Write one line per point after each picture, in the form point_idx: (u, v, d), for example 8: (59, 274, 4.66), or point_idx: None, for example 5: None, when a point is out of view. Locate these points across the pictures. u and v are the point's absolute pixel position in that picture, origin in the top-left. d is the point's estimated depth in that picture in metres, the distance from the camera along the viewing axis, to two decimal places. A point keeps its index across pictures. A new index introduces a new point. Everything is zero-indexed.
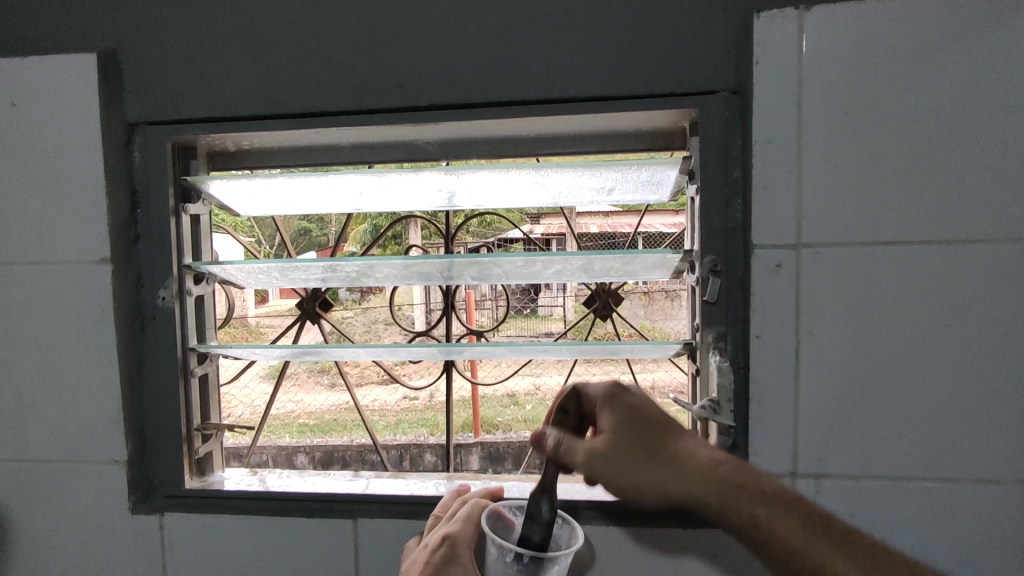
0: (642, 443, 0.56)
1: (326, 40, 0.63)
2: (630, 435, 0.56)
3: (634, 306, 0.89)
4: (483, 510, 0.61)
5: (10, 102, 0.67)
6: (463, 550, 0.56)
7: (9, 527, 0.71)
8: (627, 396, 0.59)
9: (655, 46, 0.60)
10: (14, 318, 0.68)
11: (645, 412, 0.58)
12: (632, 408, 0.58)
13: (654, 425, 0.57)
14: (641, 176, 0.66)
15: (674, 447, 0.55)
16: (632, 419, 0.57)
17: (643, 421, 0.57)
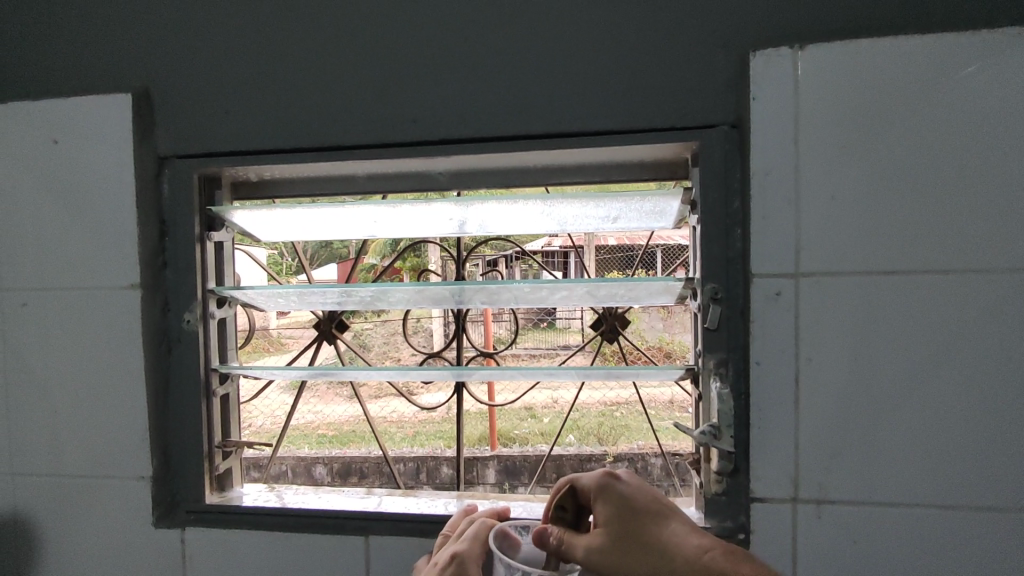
0: (636, 534, 0.53)
1: (344, 78, 0.67)
2: (624, 528, 0.53)
3: (652, 319, 0.98)
4: (489, 531, 0.60)
5: (52, 139, 0.72)
6: (471, 568, 0.55)
7: (42, 538, 0.74)
8: (617, 486, 0.56)
9: (656, 82, 0.62)
10: (51, 339, 0.73)
11: (635, 501, 0.55)
12: (624, 497, 0.55)
13: (647, 516, 0.54)
14: (645, 205, 0.68)
15: (668, 538, 0.52)
16: (625, 511, 0.54)
17: (635, 512, 0.54)
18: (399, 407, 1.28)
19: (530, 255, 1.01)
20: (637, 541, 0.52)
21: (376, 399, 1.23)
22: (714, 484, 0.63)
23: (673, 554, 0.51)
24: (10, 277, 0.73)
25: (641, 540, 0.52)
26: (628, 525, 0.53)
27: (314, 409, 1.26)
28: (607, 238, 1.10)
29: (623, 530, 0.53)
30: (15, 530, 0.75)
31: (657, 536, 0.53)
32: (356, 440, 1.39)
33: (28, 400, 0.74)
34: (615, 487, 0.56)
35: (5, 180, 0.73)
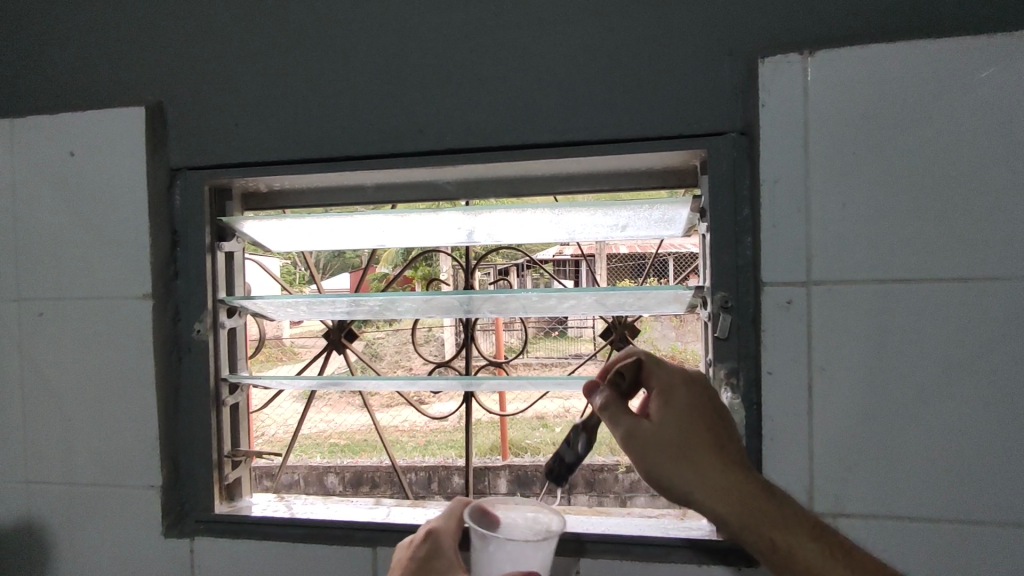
0: (684, 436, 0.53)
1: (351, 89, 0.67)
2: (675, 427, 0.53)
3: (665, 326, 0.92)
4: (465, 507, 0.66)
5: (68, 151, 0.73)
6: (445, 542, 0.61)
7: (54, 545, 0.75)
8: (686, 386, 0.56)
9: (662, 90, 0.62)
10: (65, 348, 0.73)
11: (697, 406, 0.55)
12: (686, 401, 0.55)
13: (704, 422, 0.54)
14: (654, 214, 0.68)
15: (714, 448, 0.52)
16: (682, 411, 0.54)
17: (693, 415, 0.54)
18: (411, 416, 1.27)
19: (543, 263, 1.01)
20: (682, 442, 0.53)
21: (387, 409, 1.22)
22: None
23: (711, 466, 0.51)
24: (26, 286, 0.74)
25: (688, 444, 0.52)
26: (681, 423, 0.54)
27: (325, 418, 1.25)
28: (619, 247, 1.10)
29: (674, 426, 0.54)
30: (28, 538, 0.75)
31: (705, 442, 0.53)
32: (367, 450, 1.36)
33: (42, 408, 0.74)
34: (681, 390, 0.56)
35: (22, 191, 0.74)
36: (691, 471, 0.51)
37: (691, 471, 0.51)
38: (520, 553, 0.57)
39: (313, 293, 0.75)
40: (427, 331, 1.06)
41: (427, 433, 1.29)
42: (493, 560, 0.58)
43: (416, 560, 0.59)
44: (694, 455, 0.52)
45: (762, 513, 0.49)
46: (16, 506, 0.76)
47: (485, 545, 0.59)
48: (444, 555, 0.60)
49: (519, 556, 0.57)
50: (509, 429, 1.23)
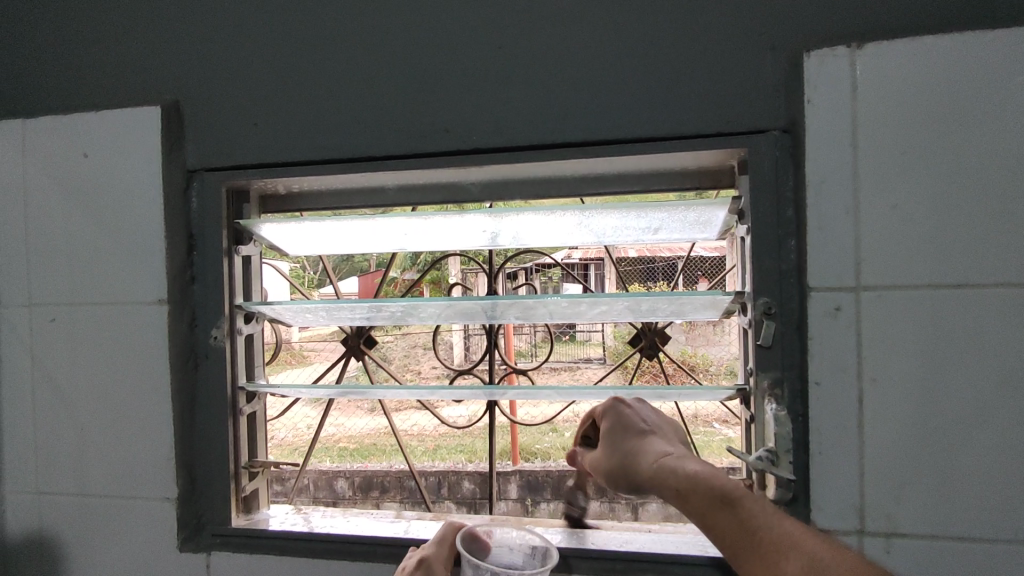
0: (619, 440, 0.60)
1: (374, 87, 0.65)
2: (613, 438, 0.61)
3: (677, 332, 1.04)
4: (455, 532, 0.65)
5: (81, 153, 0.71)
6: (437, 569, 0.59)
7: (66, 560, 0.73)
8: (614, 410, 0.63)
9: (701, 85, 0.59)
10: (78, 355, 0.71)
11: (632, 417, 0.62)
12: (624, 414, 0.63)
13: (636, 426, 0.61)
14: (689, 216, 0.65)
15: (642, 443, 0.59)
16: (618, 424, 0.62)
17: (626, 423, 0.62)
18: (421, 420, 1.29)
19: (550, 267, 1.02)
20: (617, 445, 0.60)
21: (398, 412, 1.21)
22: None
23: (639, 456, 0.57)
24: (38, 292, 0.72)
25: (622, 445, 0.60)
26: (616, 440, 0.61)
27: (337, 423, 1.29)
28: (628, 250, 1.09)
29: (613, 436, 0.61)
30: (40, 552, 0.73)
31: (636, 440, 0.59)
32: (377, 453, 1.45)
33: (55, 419, 0.72)
34: (620, 408, 0.63)
35: (35, 194, 0.72)
36: (626, 467, 0.58)
37: (626, 467, 0.58)
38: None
39: (333, 298, 0.72)
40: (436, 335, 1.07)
41: (437, 437, 1.38)
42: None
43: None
44: (622, 451, 0.59)
45: (670, 477, 0.53)
46: (28, 520, 0.73)
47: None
48: None
49: None
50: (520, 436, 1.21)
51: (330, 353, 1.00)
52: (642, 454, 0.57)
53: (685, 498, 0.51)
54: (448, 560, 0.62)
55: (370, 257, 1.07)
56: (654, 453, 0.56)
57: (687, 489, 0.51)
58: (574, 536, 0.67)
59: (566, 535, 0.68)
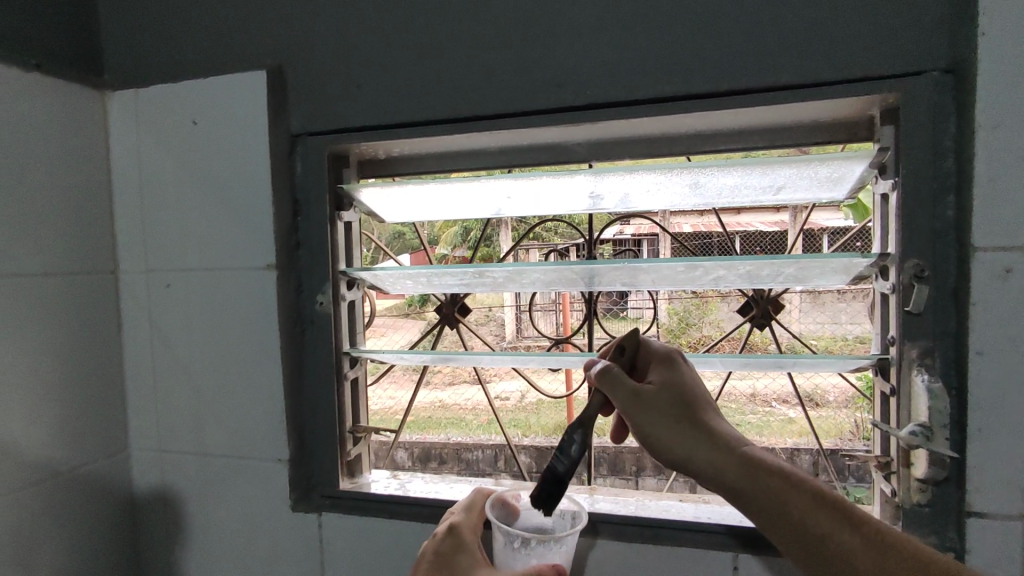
0: (682, 398, 0.55)
1: (484, 43, 0.62)
2: (677, 400, 0.55)
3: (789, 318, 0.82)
4: (485, 499, 0.62)
5: (191, 120, 0.71)
6: (468, 539, 0.57)
7: (188, 516, 0.76)
8: (681, 366, 0.58)
9: (849, 24, 0.53)
10: (192, 319, 0.73)
11: (694, 382, 0.57)
12: (688, 378, 0.57)
13: (700, 397, 0.56)
14: (821, 173, 0.59)
15: (711, 419, 0.54)
16: (682, 387, 0.56)
17: (690, 391, 0.56)
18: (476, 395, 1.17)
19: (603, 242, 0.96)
20: (682, 404, 0.55)
21: (452, 385, 1.16)
22: (916, 494, 0.54)
23: (714, 431, 0.53)
24: (155, 258, 0.75)
25: (690, 413, 0.54)
26: (685, 398, 0.55)
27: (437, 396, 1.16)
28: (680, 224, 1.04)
29: (676, 398, 0.55)
30: (164, 507, 0.77)
31: (700, 412, 0.55)
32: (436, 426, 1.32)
33: (173, 382, 0.75)
34: (680, 367, 0.58)
35: (149, 163, 0.74)
36: (691, 440, 0.53)
37: (693, 438, 0.53)
38: (548, 550, 0.57)
39: (434, 265, 0.71)
40: (488, 311, 1.01)
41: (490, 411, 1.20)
42: (519, 557, 0.58)
43: (438, 559, 0.55)
44: (689, 413, 0.54)
45: (760, 467, 0.50)
46: (152, 475, 0.77)
47: (511, 542, 0.58)
48: (466, 549, 0.56)
49: (545, 552, 0.57)
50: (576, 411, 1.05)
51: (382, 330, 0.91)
52: (719, 434, 0.53)
53: (772, 493, 0.49)
54: (478, 527, 0.60)
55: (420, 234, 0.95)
56: (731, 439, 0.53)
57: (779, 486, 0.49)
58: (689, 509, 0.65)
59: (680, 507, 0.66)
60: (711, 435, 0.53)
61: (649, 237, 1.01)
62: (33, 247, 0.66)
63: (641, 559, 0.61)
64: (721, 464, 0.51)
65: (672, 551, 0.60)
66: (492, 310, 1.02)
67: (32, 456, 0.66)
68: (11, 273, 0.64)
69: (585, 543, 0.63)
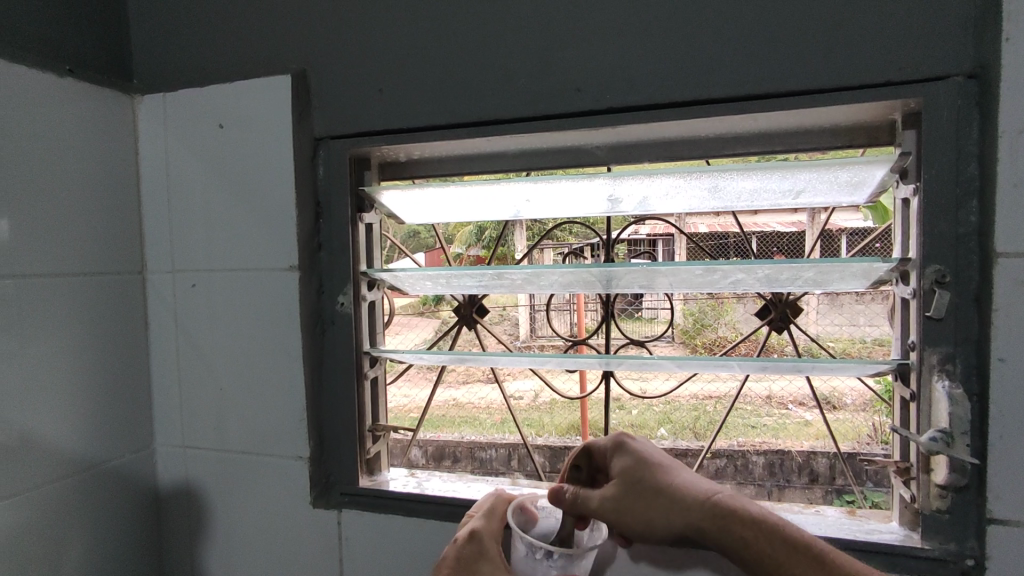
0: (639, 475, 0.57)
1: (503, 47, 0.63)
2: (633, 478, 0.57)
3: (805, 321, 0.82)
4: (506, 506, 0.62)
5: (217, 124, 0.73)
6: (489, 546, 0.57)
7: (211, 511, 0.78)
8: (627, 446, 0.60)
9: (870, 28, 0.53)
10: (217, 320, 0.75)
11: (649, 453, 0.59)
12: (641, 450, 0.59)
13: (655, 463, 0.57)
14: (842, 178, 0.59)
15: (674, 481, 0.55)
16: (637, 464, 0.58)
17: (644, 462, 0.58)
18: (491, 394, 1.18)
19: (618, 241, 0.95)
20: (641, 483, 0.56)
21: (467, 384, 1.17)
22: (936, 500, 0.54)
23: (679, 496, 0.54)
24: (181, 260, 0.77)
25: (650, 483, 0.56)
26: (640, 474, 0.57)
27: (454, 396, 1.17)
28: (698, 224, 1.01)
29: (634, 478, 0.57)
30: (188, 502, 0.79)
31: (661, 477, 0.56)
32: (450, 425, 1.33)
33: (197, 380, 0.77)
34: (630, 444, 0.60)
35: (176, 166, 0.76)
36: (660, 512, 0.54)
37: (661, 510, 0.54)
38: (570, 562, 0.58)
39: (453, 266, 0.72)
40: (503, 310, 1.00)
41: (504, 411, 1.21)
42: (540, 567, 0.59)
43: (459, 564, 0.56)
44: (652, 486, 0.55)
45: (731, 521, 0.51)
46: (176, 470, 0.79)
47: (533, 553, 0.59)
48: (489, 557, 0.56)
49: (567, 563, 0.58)
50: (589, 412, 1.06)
51: (399, 328, 0.91)
52: (681, 495, 0.54)
53: (752, 549, 0.49)
54: (498, 533, 0.60)
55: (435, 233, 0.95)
56: (698, 494, 0.54)
57: (753, 535, 0.50)
58: None
59: None
60: (674, 501, 0.54)
61: (665, 238, 0.97)
62: (65, 248, 0.68)
63: (657, 561, 0.62)
64: (697, 523, 0.52)
65: (688, 552, 0.61)
66: (507, 310, 1.01)
67: (62, 451, 0.68)
68: (42, 273, 0.66)
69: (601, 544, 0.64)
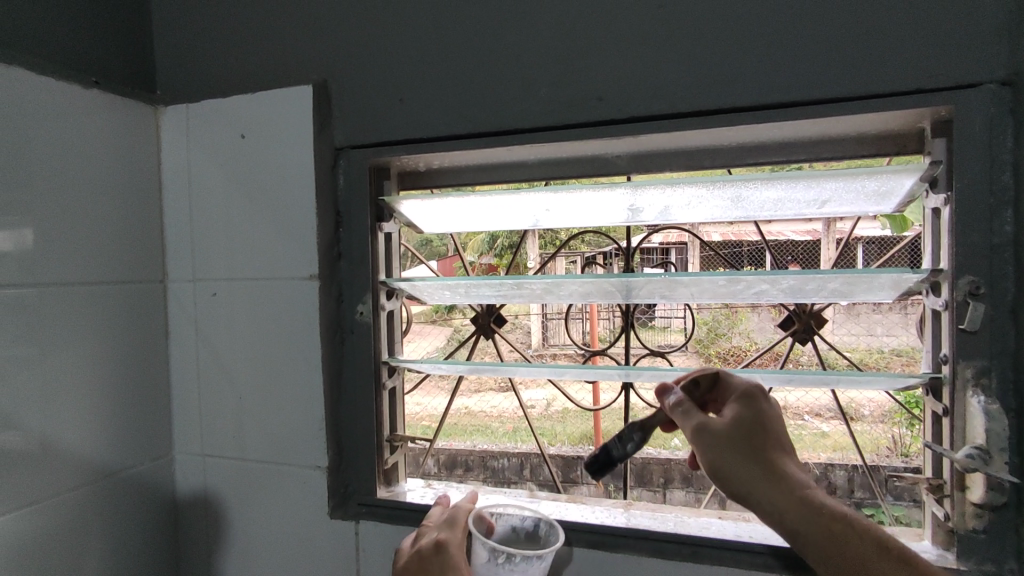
0: (755, 435, 0.55)
1: (525, 57, 0.63)
2: (748, 432, 0.55)
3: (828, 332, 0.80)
4: (467, 514, 0.61)
5: (239, 134, 0.74)
6: (455, 554, 0.55)
7: (229, 520, 0.78)
8: (761, 402, 0.57)
9: (899, 35, 0.52)
10: (237, 328, 0.75)
11: (773, 417, 0.56)
12: (766, 413, 0.56)
13: (776, 435, 0.55)
14: (869, 187, 0.58)
15: (784, 458, 0.54)
16: (759, 422, 0.55)
17: (769, 426, 0.55)
18: (501, 401, 1.17)
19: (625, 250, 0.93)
20: (753, 440, 0.54)
21: (479, 392, 1.17)
22: (972, 519, 0.52)
23: (785, 468, 0.53)
24: (202, 269, 0.77)
25: (760, 449, 0.54)
26: (756, 434, 0.55)
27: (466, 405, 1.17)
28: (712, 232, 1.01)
29: (748, 433, 0.55)
30: (206, 510, 0.79)
31: (774, 445, 0.54)
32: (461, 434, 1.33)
33: (217, 389, 0.77)
34: (759, 400, 0.57)
35: (198, 175, 0.77)
36: (757, 475, 0.52)
37: (759, 475, 0.52)
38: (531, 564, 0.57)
39: (471, 275, 0.72)
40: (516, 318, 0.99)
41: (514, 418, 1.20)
42: (501, 572, 0.58)
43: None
44: (761, 449, 0.54)
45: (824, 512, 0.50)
46: (195, 479, 0.80)
47: (495, 558, 0.57)
48: (454, 564, 0.54)
49: (527, 566, 0.57)
50: (605, 422, 1.05)
51: (416, 336, 0.91)
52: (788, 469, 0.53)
53: (836, 543, 0.49)
54: (463, 542, 0.58)
55: (448, 239, 0.95)
56: (800, 483, 0.52)
57: (845, 534, 0.49)
58: (732, 529, 0.63)
59: (722, 525, 0.64)
60: (777, 478, 0.52)
61: (678, 246, 0.97)
62: (87, 256, 0.68)
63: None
64: (782, 508, 0.51)
65: (712, 570, 0.59)
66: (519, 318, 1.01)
67: (82, 459, 0.68)
68: (67, 281, 0.66)
69: (623, 560, 0.63)
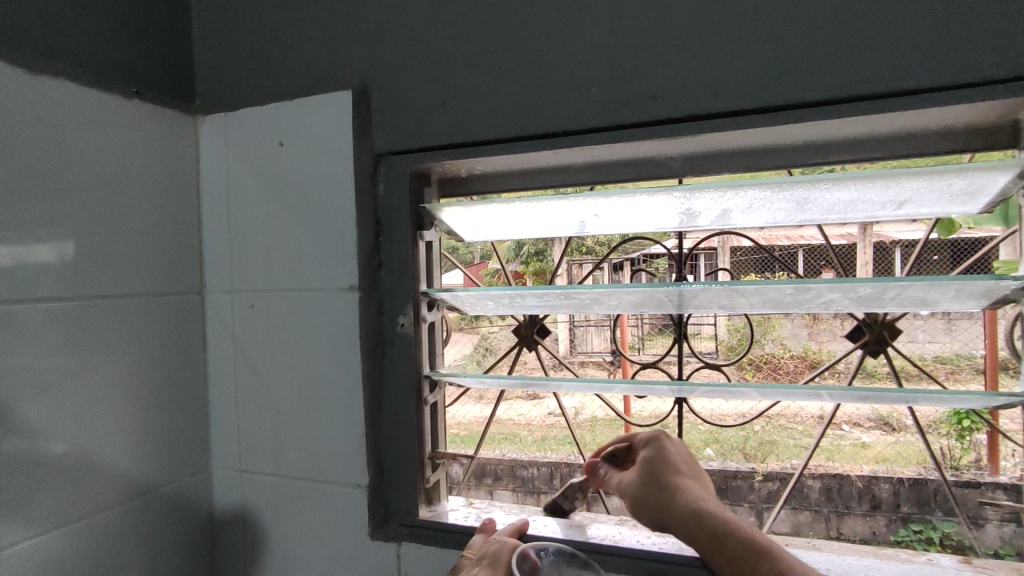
0: (654, 469, 0.56)
1: (574, 55, 0.60)
2: (649, 470, 0.57)
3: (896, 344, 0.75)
4: (512, 555, 0.56)
5: (277, 142, 0.72)
6: None
7: (266, 537, 0.75)
8: (661, 443, 0.59)
9: (994, 19, 0.47)
10: (274, 341, 0.73)
11: (674, 454, 0.58)
12: (667, 449, 0.58)
13: (671, 466, 0.57)
14: (956, 186, 0.53)
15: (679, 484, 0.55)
16: (657, 458, 0.57)
17: (668, 461, 0.57)
18: (533, 411, 1.14)
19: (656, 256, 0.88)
20: (652, 473, 0.56)
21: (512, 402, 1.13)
22: None
23: (673, 491, 0.55)
24: (239, 280, 0.76)
25: (659, 477, 0.56)
26: (653, 468, 0.57)
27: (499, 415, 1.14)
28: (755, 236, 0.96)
29: (650, 469, 0.57)
30: (244, 527, 0.77)
31: (671, 475, 0.56)
32: None
33: (254, 403, 0.75)
34: (661, 441, 0.59)
35: (235, 185, 0.75)
36: (658, 501, 0.54)
37: (657, 503, 0.54)
38: None
39: (516, 285, 0.68)
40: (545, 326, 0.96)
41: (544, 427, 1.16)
42: None
43: None
44: (657, 480, 0.56)
45: (710, 522, 0.51)
46: (232, 495, 0.78)
47: None
48: None
49: None
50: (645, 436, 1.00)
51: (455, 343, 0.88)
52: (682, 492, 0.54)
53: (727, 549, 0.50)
54: None
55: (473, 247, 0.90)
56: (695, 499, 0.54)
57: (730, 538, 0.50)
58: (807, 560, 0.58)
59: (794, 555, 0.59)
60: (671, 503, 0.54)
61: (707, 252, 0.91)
62: (126, 269, 0.67)
63: None
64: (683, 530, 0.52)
65: None
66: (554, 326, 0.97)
67: (121, 475, 0.66)
68: (107, 293, 0.65)
69: None
